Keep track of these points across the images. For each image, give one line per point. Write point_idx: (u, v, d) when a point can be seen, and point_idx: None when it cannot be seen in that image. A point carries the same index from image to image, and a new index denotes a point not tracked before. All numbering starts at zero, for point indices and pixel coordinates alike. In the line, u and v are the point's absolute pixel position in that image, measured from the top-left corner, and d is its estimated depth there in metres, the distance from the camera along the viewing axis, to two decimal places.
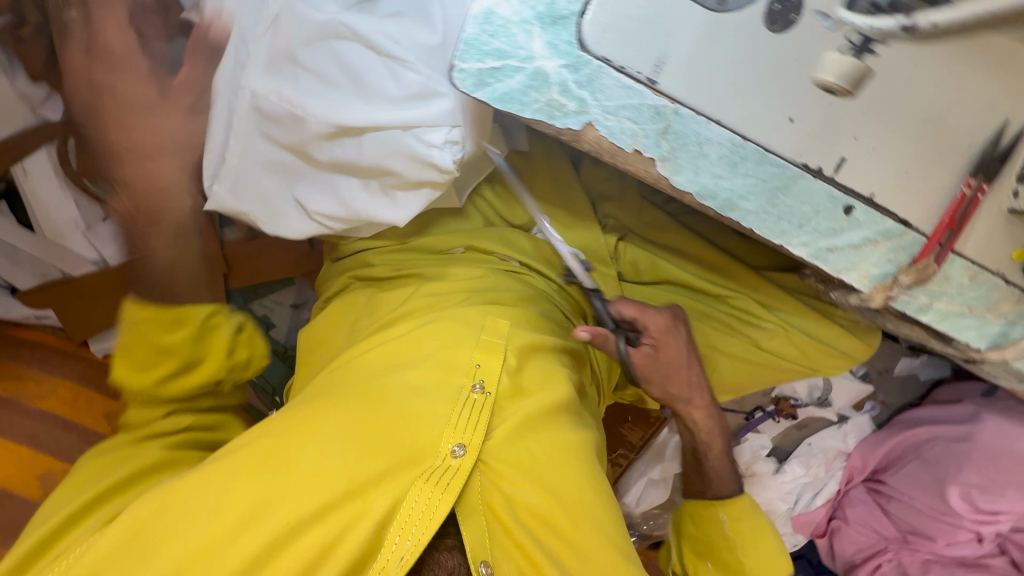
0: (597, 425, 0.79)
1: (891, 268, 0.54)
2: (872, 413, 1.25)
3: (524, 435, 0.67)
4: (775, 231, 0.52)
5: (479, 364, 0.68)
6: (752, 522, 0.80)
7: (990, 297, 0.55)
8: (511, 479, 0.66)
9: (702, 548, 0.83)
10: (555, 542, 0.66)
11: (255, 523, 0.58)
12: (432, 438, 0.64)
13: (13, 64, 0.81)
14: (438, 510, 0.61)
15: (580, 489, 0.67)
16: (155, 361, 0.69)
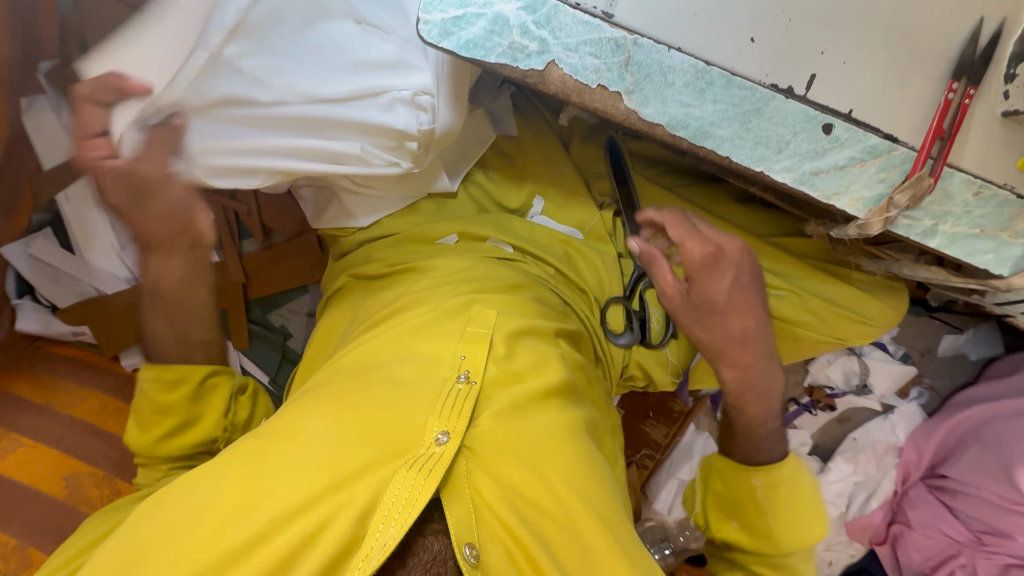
0: (596, 411, 0.77)
1: (884, 189, 0.52)
2: (920, 400, 1.16)
3: (510, 419, 0.67)
4: (754, 158, 0.51)
5: (464, 355, 0.68)
6: (791, 486, 0.72)
7: (1002, 214, 0.52)
8: (498, 463, 0.64)
9: (728, 503, 0.75)
10: (548, 526, 0.63)
11: (239, 518, 0.57)
12: (415, 426, 0.63)
13: (61, 101, 0.92)
14: (422, 494, 0.58)
15: (570, 470, 0.66)
16: (157, 420, 0.73)
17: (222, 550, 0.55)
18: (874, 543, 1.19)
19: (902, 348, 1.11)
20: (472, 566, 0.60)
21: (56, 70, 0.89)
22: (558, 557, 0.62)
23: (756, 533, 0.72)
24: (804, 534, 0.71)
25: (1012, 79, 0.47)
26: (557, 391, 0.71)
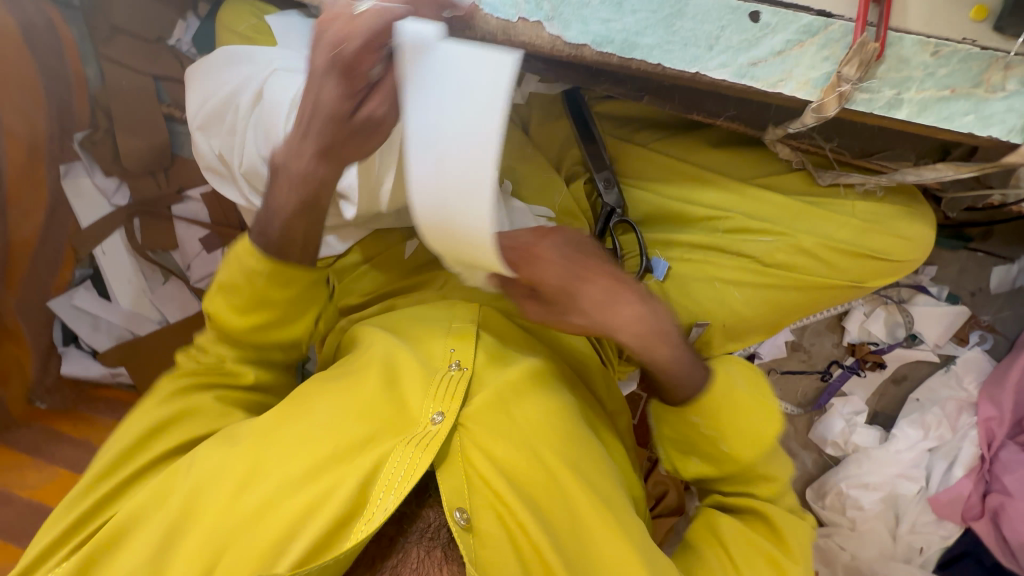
0: (584, 390, 0.77)
1: (830, 67, 0.50)
2: (985, 345, 1.03)
3: (503, 402, 0.65)
4: (686, 59, 0.51)
5: (454, 347, 0.68)
6: (731, 403, 0.66)
7: (970, 70, 0.49)
8: (490, 437, 0.63)
9: (683, 444, 0.71)
10: (542, 494, 0.63)
11: (251, 484, 0.60)
12: (414, 406, 0.65)
13: (92, 164, 1.03)
14: (419, 466, 0.59)
15: (564, 442, 0.66)
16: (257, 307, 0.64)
17: (236, 515, 0.59)
18: (969, 520, 1.00)
19: (946, 288, 1.02)
20: (462, 529, 0.59)
21: (88, 137, 1.01)
22: (555, 530, 0.62)
23: (719, 461, 0.69)
24: (761, 434, 0.67)
25: None
26: (549, 371, 0.70)
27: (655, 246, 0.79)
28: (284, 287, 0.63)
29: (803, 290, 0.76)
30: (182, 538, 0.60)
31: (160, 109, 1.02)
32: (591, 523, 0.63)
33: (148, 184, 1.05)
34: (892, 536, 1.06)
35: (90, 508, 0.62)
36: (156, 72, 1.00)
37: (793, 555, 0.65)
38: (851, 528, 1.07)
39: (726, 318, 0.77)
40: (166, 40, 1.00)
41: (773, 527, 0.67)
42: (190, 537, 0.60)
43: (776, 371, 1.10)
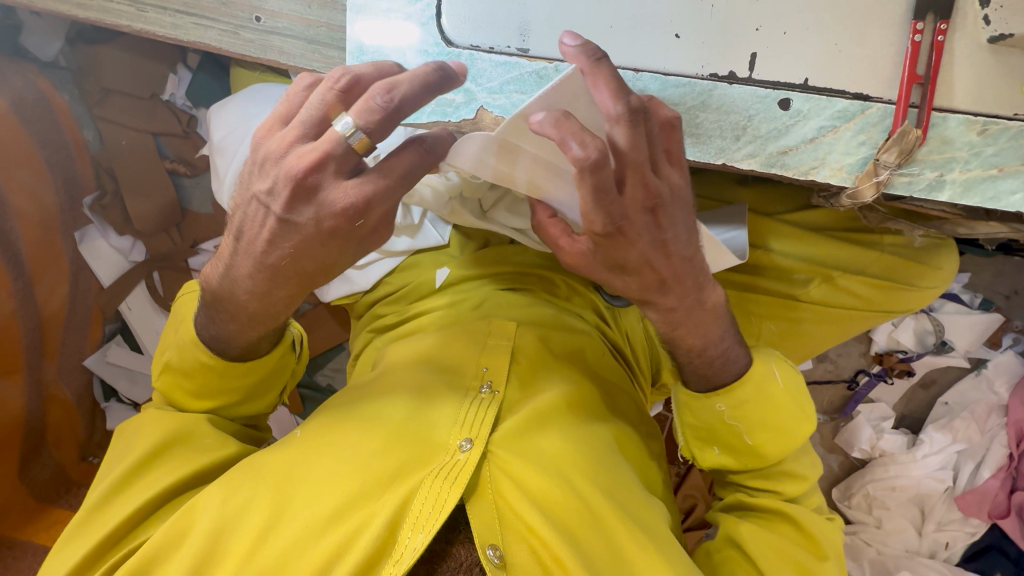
0: (621, 411, 0.72)
1: (868, 151, 0.46)
2: (1017, 347, 1.02)
3: (531, 430, 0.61)
4: (711, 151, 0.49)
5: (486, 366, 0.65)
6: (765, 398, 0.60)
7: (1021, 147, 0.45)
8: (522, 465, 0.58)
9: (704, 433, 0.64)
10: (577, 521, 0.57)
11: (274, 526, 0.54)
12: (439, 433, 0.59)
13: (106, 225, 1.04)
14: (450, 501, 0.54)
15: (600, 465, 0.61)
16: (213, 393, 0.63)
17: (259, 565, 0.53)
18: (996, 518, 1.02)
19: (979, 295, 0.99)
20: (496, 568, 0.55)
21: (97, 201, 1.02)
22: (595, 566, 0.55)
23: (741, 452, 0.62)
24: (792, 440, 0.60)
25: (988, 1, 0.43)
26: (580, 398, 0.66)
27: None
28: (243, 375, 0.62)
29: (840, 322, 0.75)
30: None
31: (164, 165, 1.01)
32: (630, 553, 0.57)
33: (163, 241, 1.06)
34: (918, 533, 1.08)
35: (95, 549, 0.55)
36: (155, 129, 0.99)
37: (818, 550, 0.60)
38: (877, 526, 1.10)
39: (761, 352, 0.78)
40: (161, 96, 0.98)
41: (797, 524, 0.62)
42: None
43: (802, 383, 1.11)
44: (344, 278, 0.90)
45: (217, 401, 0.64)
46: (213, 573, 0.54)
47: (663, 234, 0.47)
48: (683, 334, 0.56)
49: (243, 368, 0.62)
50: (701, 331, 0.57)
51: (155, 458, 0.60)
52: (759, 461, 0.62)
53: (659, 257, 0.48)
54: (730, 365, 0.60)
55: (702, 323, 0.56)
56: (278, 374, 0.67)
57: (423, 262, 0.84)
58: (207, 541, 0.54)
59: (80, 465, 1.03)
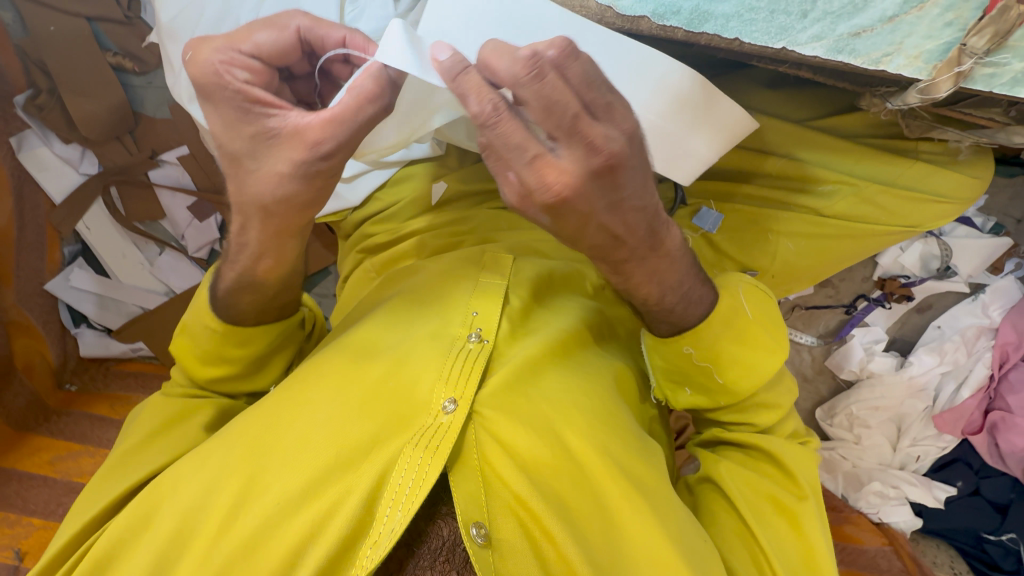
0: (623, 352, 0.68)
1: (954, 35, 0.39)
2: (1017, 273, 1.02)
3: (521, 386, 0.57)
4: (772, 32, 0.42)
5: (477, 311, 0.60)
6: (733, 334, 0.59)
7: None
8: (508, 427, 0.55)
9: (675, 374, 0.62)
10: (564, 487, 0.55)
11: (248, 502, 0.51)
12: (421, 392, 0.55)
13: (47, 131, 0.91)
14: (430, 474, 0.50)
15: (592, 426, 0.57)
16: (216, 371, 0.63)
17: (228, 548, 0.50)
18: (968, 434, 1.07)
19: (992, 219, 0.97)
20: (480, 547, 0.51)
21: (31, 100, 0.88)
22: (585, 535, 0.53)
23: (713, 392, 0.62)
24: (762, 375, 0.60)
25: None
26: (575, 347, 0.63)
27: (705, 193, 0.74)
28: (241, 345, 0.62)
29: (866, 237, 0.71)
30: (177, 564, 0.51)
31: (106, 58, 0.87)
32: (623, 517, 0.55)
33: (117, 150, 0.94)
34: (892, 448, 1.14)
35: (99, 515, 0.56)
36: (90, 12, 0.84)
37: (798, 490, 0.61)
38: (855, 442, 1.15)
39: (777, 268, 0.74)
40: None
41: (780, 465, 0.63)
42: (188, 559, 0.51)
43: (800, 307, 1.10)
44: None
45: (220, 370, 0.63)
46: (184, 553, 0.51)
47: (619, 194, 0.44)
48: (638, 276, 0.53)
49: (243, 337, 0.61)
50: (672, 271, 0.54)
51: (151, 439, 0.61)
52: (730, 398, 0.62)
53: (609, 221, 0.46)
54: (698, 301, 0.58)
55: (662, 270, 0.53)
56: (282, 348, 0.67)
57: (422, 173, 0.80)
58: (178, 522, 0.52)
59: (57, 393, 0.99)
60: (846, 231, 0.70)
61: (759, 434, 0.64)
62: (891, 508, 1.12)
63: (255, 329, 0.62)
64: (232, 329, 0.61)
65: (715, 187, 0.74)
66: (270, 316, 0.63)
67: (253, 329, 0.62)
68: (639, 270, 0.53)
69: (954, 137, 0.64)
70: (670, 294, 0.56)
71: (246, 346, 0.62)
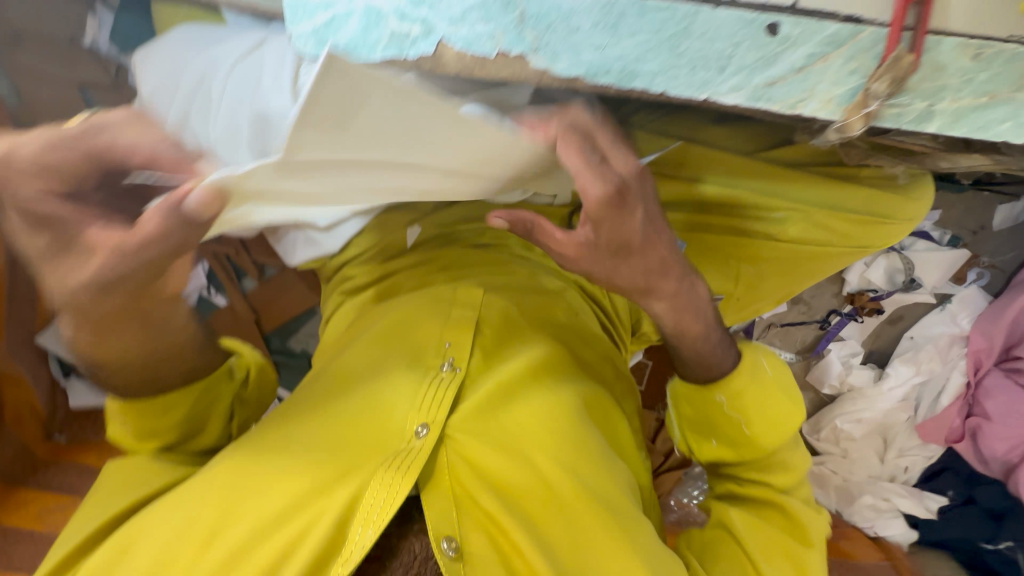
0: (594, 376, 0.72)
1: (858, 81, 0.44)
2: (981, 282, 1.05)
3: (489, 409, 0.62)
4: (695, 85, 0.45)
5: (448, 343, 0.65)
6: (759, 387, 0.64)
7: (1013, 72, 0.43)
8: (477, 449, 0.59)
9: (703, 425, 0.69)
10: (527, 503, 0.59)
11: (227, 529, 0.55)
12: (395, 420, 0.60)
13: None
14: (400, 494, 0.55)
15: (556, 444, 0.61)
16: (150, 439, 0.64)
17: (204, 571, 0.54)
18: (951, 442, 1.09)
19: (949, 232, 1.00)
20: (451, 559, 0.55)
21: None
22: (549, 550, 0.57)
23: (737, 446, 0.67)
24: (788, 431, 0.65)
25: None
26: (545, 368, 0.66)
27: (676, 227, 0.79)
28: (160, 414, 0.63)
29: (820, 256, 0.76)
30: None
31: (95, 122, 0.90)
32: (585, 530, 0.58)
33: None
34: (880, 459, 1.16)
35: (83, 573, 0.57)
36: (79, 80, 0.86)
37: (804, 538, 0.64)
38: (843, 455, 1.17)
39: (742, 288, 0.82)
40: (80, 41, 0.84)
41: (788, 515, 0.65)
42: None
43: (776, 325, 1.12)
44: (308, 240, 0.84)
45: (157, 439, 0.64)
46: None
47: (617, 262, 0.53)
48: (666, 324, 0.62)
49: (163, 405, 0.63)
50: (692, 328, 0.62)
51: (107, 495, 0.63)
52: (753, 453, 0.66)
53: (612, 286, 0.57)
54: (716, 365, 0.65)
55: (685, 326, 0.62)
56: (217, 401, 0.68)
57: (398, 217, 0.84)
58: (156, 557, 0.54)
59: (45, 444, 1.01)
60: (802, 253, 0.76)
61: (776, 492, 0.67)
62: (885, 521, 1.14)
63: (165, 394, 0.63)
64: (140, 405, 0.62)
65: (683, 219, 0.78)
66: (177, 383, 0.64)
67: (168, 393, 0.63)
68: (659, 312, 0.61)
69: (888, 164, 0.68)
70: (692, 348, 0.64)
71: (167, 413, 0.64)
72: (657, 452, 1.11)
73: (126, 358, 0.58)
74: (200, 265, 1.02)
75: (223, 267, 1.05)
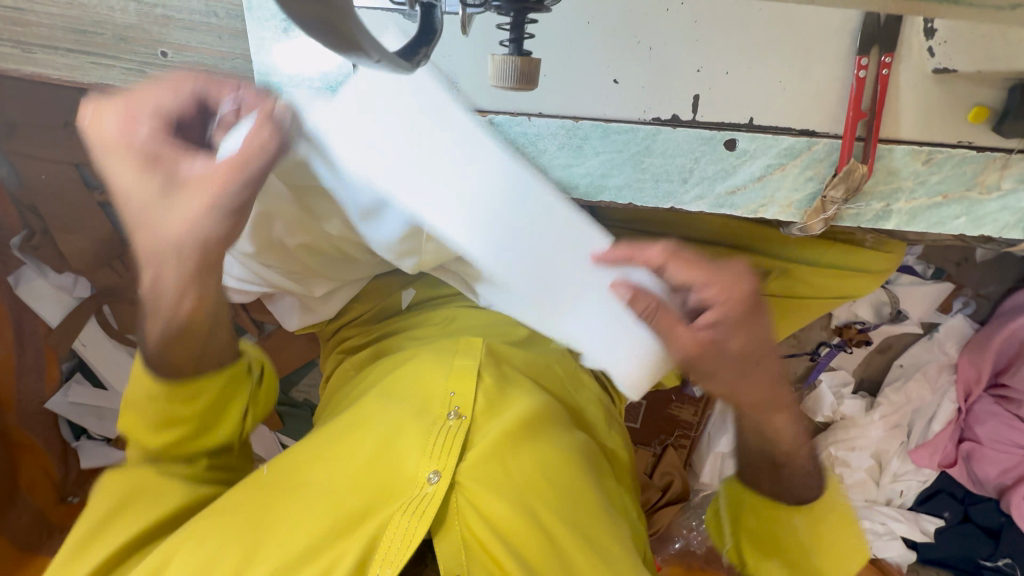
0: (589, 427, 0.75)
1: (815, 186, 0.53)
2: (968, 311, 1.06)
3: (499, 456, 0.62)
4: (660, 195, 0.57)
5: (454, 391, 0.66)
6: (841, 518, 0.64)
7: (963, 172, 0.51)
8: (486, 495, 0.59)
9: (765, 544, 0.65)
10: (538, 549, 0.58)
11: (243, 575, 0.54)
12: (407, 466, 0.60)
13: (42, 265, 0.97)
14: (418, 535, 0.55)
15: (565, 491, 0.62)
16: (166, 435, 0.61)
17: None
18: (944, 467, 1.10)
19: (932, 265, 1.02)
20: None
21: (27, 241, 0.95)
22: None
23: (804, 570, 0.63)
24: (854, 566, 0.63)
25: (933, 35, 0.48)
26: (549, 417, 0.68)
27: None
28: (186, 406, 0.60)
29: (804, 309, 0.77)
30: None
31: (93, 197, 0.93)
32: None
33: (107, 274, 1.00)
34: (877, 485, 1.17)
35: None
36: (76, 159, 0.90)
37: None
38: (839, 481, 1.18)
39: None
40: (76, 124, 0.88)
41: None
42: None
43: None
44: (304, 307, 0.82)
45: (175, 435, 0.61)
46: None
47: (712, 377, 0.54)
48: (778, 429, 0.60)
49: (183, 398, 0.59)
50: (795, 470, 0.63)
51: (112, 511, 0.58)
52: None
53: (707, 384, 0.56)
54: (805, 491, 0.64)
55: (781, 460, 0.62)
56: (234, 399, 0.65)
57: (393, 281, 0.86)
58: None
59: (61, 506, 1.05)
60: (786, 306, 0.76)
61: None
62: (883, 544, 1.13)
63: (199, 384, 0.60)
64: (167, 395, 0.59)
65: None
66: (203, 370, 0.61)
67: (193, 382, 0.60)
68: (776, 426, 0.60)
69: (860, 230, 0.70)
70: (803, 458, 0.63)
71: (181, 423, 0.61)
72: (654, 487, 1.14)
73: (178, 344, 0.58)
74: None
75: None
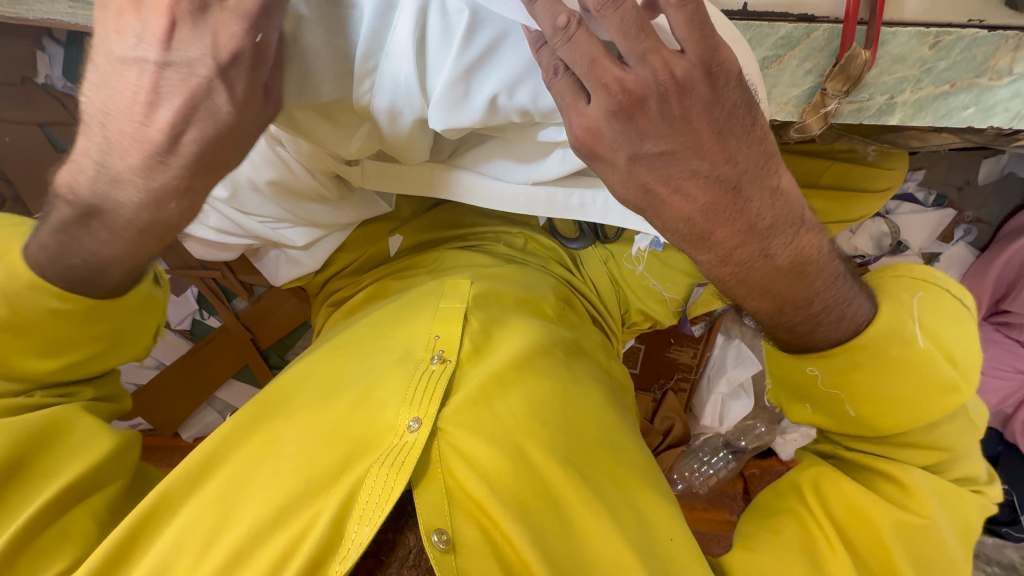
0: (590, 369, 0.72)
1: (814, 79, 0.55)
2: (969, 238, 1.04)
3: (483, 399, 0.60)
4: None
5: (438, 335, 0.65)
6: (909, 359, 0.55)
7: (973, 56, 0.53)
8: (468, 440, 0.58)
9: (795, 389, 0.63)
10: (525, 493, 0.57)
11: (224, 530, 0.54)
12: (388, 415, 0.59)
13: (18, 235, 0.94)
14: (397, 488, 0.53)
15: (553, 432, 0.61)
16: (67, 347, 0.61)
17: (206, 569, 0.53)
18: None
19: (933, 192, 0.99)
20: (442, 553, 0.53)
21: None
22: (546, 541, 0.55)
23: (842, 420, 0.60)
24: (918, 413, 0.56)
25: None
26: (537, 358, 0.66)
27: None
28: (103, 321, 0.61)
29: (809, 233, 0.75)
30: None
31: (62, 158, 0.88)
32: (582, 519, 0.57)
33: None
34: None
35: None
36: (39, 118, 0.85)
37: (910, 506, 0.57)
38: None
39: None
40: (34, 79, 0.82)
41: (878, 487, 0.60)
42: None
43: None
44: (290, 259, 0.80)
45: (77, 353, 0.62)
46: None
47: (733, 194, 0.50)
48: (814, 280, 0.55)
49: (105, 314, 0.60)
50: (800, 287, 0.54)
51: (42, 450, 0.58)
52: (861, 428, 0.60)
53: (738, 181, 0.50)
54: (846, 321, 0.56)
55: (782, 291, 0.54)
56: (143, 326, 0.66)
57: (379, 229, 0.83)
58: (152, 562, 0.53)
59: None
60: None
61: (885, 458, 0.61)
62: None
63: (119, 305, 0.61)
64: (83, 311, 0.59)
65: None
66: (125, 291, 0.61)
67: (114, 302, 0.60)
68: (779, 246, 0.53)
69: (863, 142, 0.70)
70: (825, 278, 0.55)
71: (94, 343, 0.62)
72: (655, 431, 1.15)
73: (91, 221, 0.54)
74: (188, 289, 1.03)
75: (211, 291, 1.02)
